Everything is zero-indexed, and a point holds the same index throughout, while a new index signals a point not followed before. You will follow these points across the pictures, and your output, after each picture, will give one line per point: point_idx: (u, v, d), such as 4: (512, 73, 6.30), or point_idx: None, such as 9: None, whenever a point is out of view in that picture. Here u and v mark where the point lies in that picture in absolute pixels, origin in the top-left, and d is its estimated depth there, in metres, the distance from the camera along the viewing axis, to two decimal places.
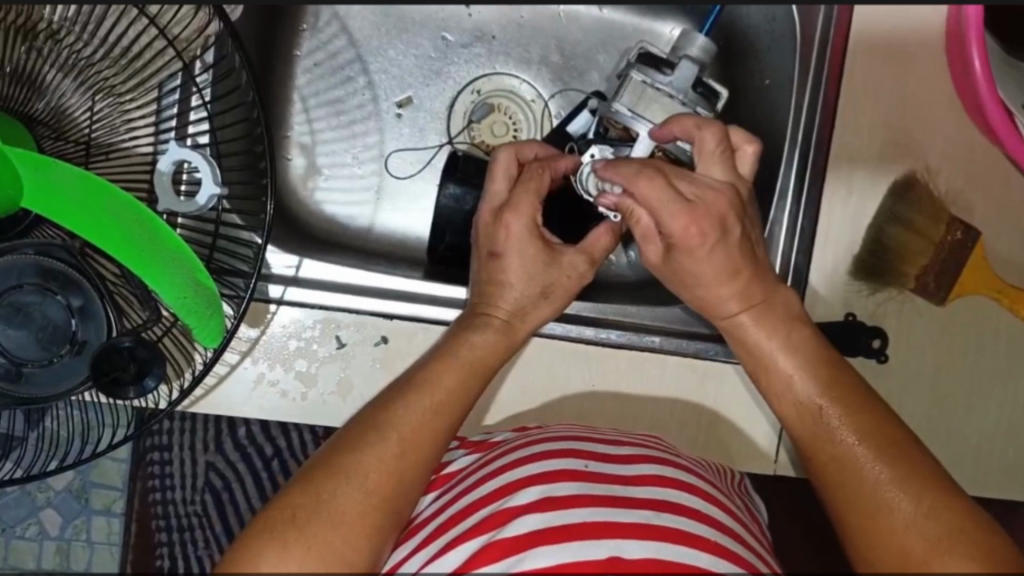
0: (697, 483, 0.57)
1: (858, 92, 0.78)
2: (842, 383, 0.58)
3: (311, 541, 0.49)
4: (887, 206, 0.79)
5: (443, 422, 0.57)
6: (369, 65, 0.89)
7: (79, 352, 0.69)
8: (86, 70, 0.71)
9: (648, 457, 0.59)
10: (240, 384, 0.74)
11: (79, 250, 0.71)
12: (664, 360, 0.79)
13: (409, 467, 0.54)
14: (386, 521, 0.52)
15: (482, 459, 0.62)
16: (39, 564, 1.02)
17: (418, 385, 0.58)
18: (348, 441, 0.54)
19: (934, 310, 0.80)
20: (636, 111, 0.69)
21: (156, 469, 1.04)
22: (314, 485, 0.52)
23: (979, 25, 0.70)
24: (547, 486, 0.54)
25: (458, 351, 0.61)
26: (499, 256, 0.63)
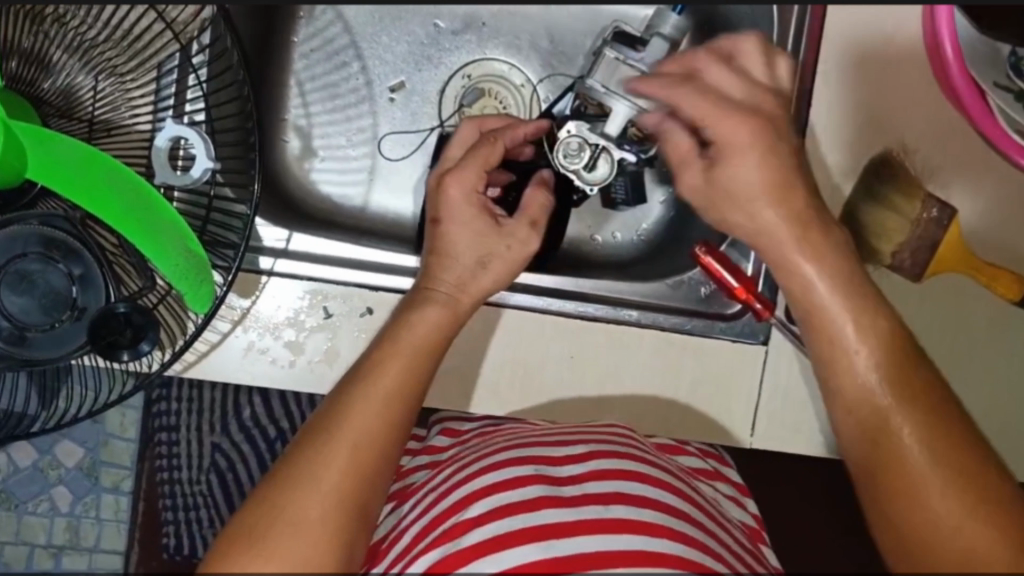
0: (651, 473, 0.66)
1: (831, 74, 0.80)
2: (864, 302, 0.54)
3: (291, 524, 0.53)
4: (864, 184, 0.80)
5: (397, 412, 0.60)
6: (363, 51, 0.92)
7: (79, 318, 0.73)
8: (90, 52, 0.74)
9: (592, 451, 0.68)
10: (231, 352, 0.77)
11: (81, 220, 0.73)
12: (642, 334, 0.81)
13: (364, 465, 0.57)
14: (354, 513, 0.56)
15: (443, 474, 0.69)
16: (49, 540, 1.11)
17: (372, 367, 0.61)
18: (306, 446, 0.57)
19: (909, 288, 0.80)
20: (608, 88, 0.69)
21: (163, 449, 1.11)
22: (272, 494, 0.55)
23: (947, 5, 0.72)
24: (500, 495, 0.62)
25: (426, 326, 0.64)
26: (440, 222, 0.69)
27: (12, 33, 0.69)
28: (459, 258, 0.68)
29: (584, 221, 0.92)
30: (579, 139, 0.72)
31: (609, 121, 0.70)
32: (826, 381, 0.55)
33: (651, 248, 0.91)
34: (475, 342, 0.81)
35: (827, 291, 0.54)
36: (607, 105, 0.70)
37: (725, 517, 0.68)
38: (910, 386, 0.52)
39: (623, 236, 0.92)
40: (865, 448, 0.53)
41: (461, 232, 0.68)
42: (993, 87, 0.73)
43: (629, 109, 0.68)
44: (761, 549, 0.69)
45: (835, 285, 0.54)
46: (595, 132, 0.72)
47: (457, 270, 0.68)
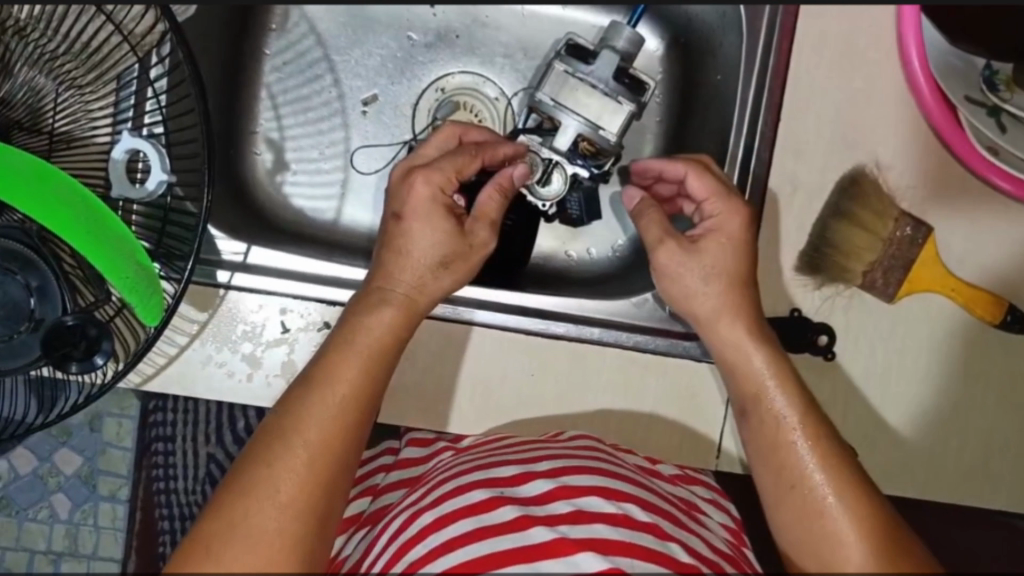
0: (623, 489, 0.65)
1: (803, 85, 0.77)
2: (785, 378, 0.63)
3: (257, 527, 0.52)
4: (834, 203, 0.77)
5: (351, 419, 0.59)
6: (336, 64, 0.92)
7: (36, 329, 0.73)
8: (50, 64, 0.74)
9: (561, 467, 0.67)
10: (190, 364, 0.77)
11: (38, 233, 0.74)
12: (603, 353, 0.80)
13: (322, 474, 0.56)
14: (308, 530, 0.54)
15: (413, 496, 0.68)
16: (49, 545, 1.12)
17: (327, 363, 0.61)
18: (257, 457, 0.56)
19: (882, 308, 0.77)
20: (557, 102, 0.70)
21: (160, 458, 1.11)
22: (227, 512, 0.53)
23: (914, 24, 0.73)
24: (473, 519, 0.61)
25: (379, 332, 0.62)
26: (403, 220, 0.66)
27: None
28: (412, 259, 0.65)
29: (558, 237, 0.90)
30: (533, 156, 0.70)
31: (559, 135, 0.70)
32: (765, 439, 0.62)
33: (625, 264, 0.89)
34: (435, 359, 0.79)
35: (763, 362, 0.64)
36: (556, 119, 0.71)
37: (702, 522, 0.68)
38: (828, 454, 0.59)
39: (598, 251, 0.90)
40: (793, 502, 0.58)
41: (405, 252, 0.65)
42: (966, 98, 0.72)
43: (581, 124, 0.70)
44: (744, 555, 0.68)
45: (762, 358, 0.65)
46: (547, 144, 0.72)
47: (412, 273, 0.65)
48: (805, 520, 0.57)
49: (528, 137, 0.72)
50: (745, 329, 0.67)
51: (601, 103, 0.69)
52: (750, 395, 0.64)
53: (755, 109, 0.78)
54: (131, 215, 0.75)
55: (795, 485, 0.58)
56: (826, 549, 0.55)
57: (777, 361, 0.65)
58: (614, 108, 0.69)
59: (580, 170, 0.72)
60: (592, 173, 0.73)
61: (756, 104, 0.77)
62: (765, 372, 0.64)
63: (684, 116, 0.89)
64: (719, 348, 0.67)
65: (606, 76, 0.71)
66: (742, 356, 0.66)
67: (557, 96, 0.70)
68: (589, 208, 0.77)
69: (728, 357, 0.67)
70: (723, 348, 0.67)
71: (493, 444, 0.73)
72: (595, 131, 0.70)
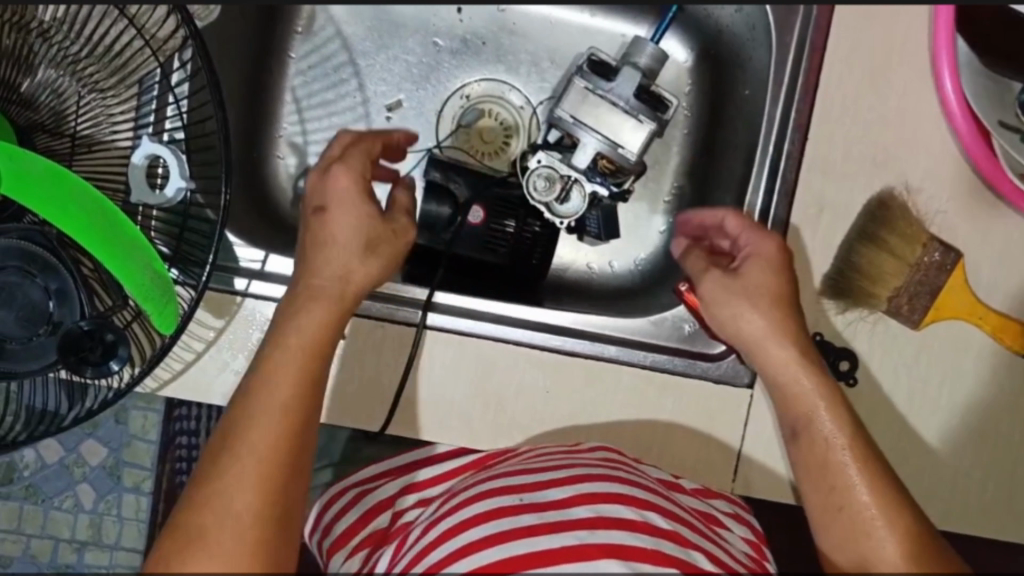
0: (642, 496, 0.64)
1: (832, 104, 0.76)
2: (848, 418, 0.62)
3: (225, 510, 0.50)
4: (860, 227, 0.75)
5: (316, 390, 0.58)
6: (361, 68, 0.91)
7: (54, 332, 0.74)
8: (73, 67, 0.75)
9: (578, 475, 0.66)
10: (208, 369, 0.77)
11: (58, 238, 0.75)
12: (620, 371, 0.78)
13: (288, 438, 0.55)
14: (282, 492, 0.53)
15: (435, 510, 0.68)
16: (73, 534, 1.13)
17: (268, 353, 0.59)
18: (225, 437, 0.54)
19: (906, 336, 0.76)
20: (575, 119, 0.68)
21: (183, 451, 1.12)
22: (202, 493, 0.52)
23: (948, 44, 0.71)
24: (488, 525, 0.61)
25: (314, 316, 0.61)
26: (323, 209, 0.65)
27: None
28: (337, 243, 0.64)
29: (578, 249, 0.90)
30: (549, 170, 0.69)
31: (578, 153, 0.69)
32: (814, 480, 0.61)
33: (647, 279, 0.88)
34: (447, 373, 0.78)
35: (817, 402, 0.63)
36: (575, 136, 0.69)
37: (726, 541, 0.65)
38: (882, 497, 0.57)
39: (620, 265, 0.90)
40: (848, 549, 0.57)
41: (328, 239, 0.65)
42: (999, 124, 0.71)
43: (599, 142, 0.68)
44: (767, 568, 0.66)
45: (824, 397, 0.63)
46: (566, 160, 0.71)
47: (332, 256, 0.64)
48: (845, 533, 0.57)
49: (547, 153, 0.70)
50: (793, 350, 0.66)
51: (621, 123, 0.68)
52: (801, 416, 0.64)
53: (784, 124, 0.77)
54: (150, 220, 0.75)
55: (842, 511, 0.58)
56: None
57: (827, 383, 0.65)
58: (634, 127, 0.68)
59: (598, 188, 0.70)
60: (612, 190, 0.71)
61: (784, 118, 0.77)
62: (815, 393, 0.64)
63: (712, 128, 0.87)
64: (769, 371, 0.67)
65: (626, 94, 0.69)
66: (788, 375, 0.66)
67: (576, 114, 0.68)
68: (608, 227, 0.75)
69: (775, 377, 0.66)
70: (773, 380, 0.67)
71: (512, 457, 0.72)
72: (614, 148, 0.68)
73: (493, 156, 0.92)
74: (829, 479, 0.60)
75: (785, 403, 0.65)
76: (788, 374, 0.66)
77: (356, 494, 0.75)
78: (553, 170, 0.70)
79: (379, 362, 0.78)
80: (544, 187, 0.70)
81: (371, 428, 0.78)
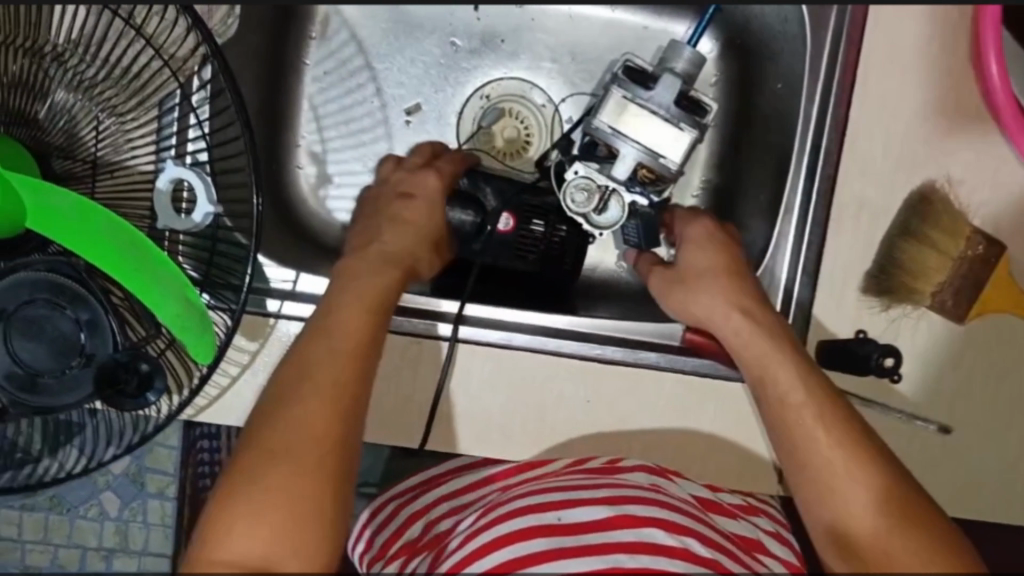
0: (683, 522, 0.63)
1: (871, 101, 0.75)
2: (821, 388, 0.63)
3: (265, 496, 0.53)
4: (901, 223, 0.75)
5: (373, 323, 0.64)
6: (378, 73, 0.89)
7: (87, 365, 0.73)
8: (90, 90, 0.72)
9: (619, 496, 0.65)
10: (244, 394, 0.76)
11: (87, 269, 0.74)
12: (661, 378, 0.77)
13: (354, 360, 0.60)
14: (350, 405, 0.58)
15: (467, 522, 0.67)
16: (100, 542, 1.13)
17: (305, 352, 0.60)
18: (292, 362, 0.60)
19: (950, 332, 0.76)
20: (614, 129, 0.67)
21: (205, 455, 1.09)
22: (275, 409, 0.57)
23: (995, 27, 0.70)
24: (517, 546, 0.60)
25: (374, 265, 0.69)
26: (404, 196, 0.76)
27: (9, 63, 0.68)
28: (406, 221, 0.74)
29: (608, 249, 0.90)
30: (587, 181, 0.69)
31: (617, 164, 0.67)
32: (795, 453, 0.60)
33: None
34: (486, 386, 0.77)
35: (788, 367, 0.65)
36: (614, 146, 0.68)
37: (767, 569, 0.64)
38: (859, 461, 0.57)
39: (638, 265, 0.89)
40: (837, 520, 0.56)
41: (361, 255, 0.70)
42: None
43: (638, 152, 0.67)
44: None
45: (789, 364, 0.65)
46: (604, 172, 0.69)
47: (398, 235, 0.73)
48: (823, 502, 0.57)
49: (584, 163, 0.69)
50: (745, 319, 0.69)
51: (661, 133, 0.66)
52: (757, 377, 0.66)
53: (820, 123, 0.76)
54: (177, 246, 0.73)
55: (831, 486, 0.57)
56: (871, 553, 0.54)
57: (785, 344, 0.67)
58: (676, 137, 0.66)
59: (639, 198, 0.69)
60: (652, 200, 0.70)
61: (821, 116, 0.76)
62: (777, 355, 0.66)
63: (742, 119, 0.86)
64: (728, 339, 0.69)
65: (666, 103, 0.68)
66: (743, 343, 0.68)
67: (615, 123, 0.67)
68: (647, 236, 0.72)
69: (733, 341, 0.69)
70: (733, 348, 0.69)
71: (555, 467, 0.71)
72: (655, 158, 0.67)
73: (515, 157, 0.89)
74: (805, 453, 0.59)
75: (751, 369, 0.67)
76: (748, 344, 0.67)
77: (391, 508, 0.74)
78: (591, 181, 0.69)
79: (416, 379, 0.77)
80: (576, 197, 0.69)
81: (411, 444, 0.78)
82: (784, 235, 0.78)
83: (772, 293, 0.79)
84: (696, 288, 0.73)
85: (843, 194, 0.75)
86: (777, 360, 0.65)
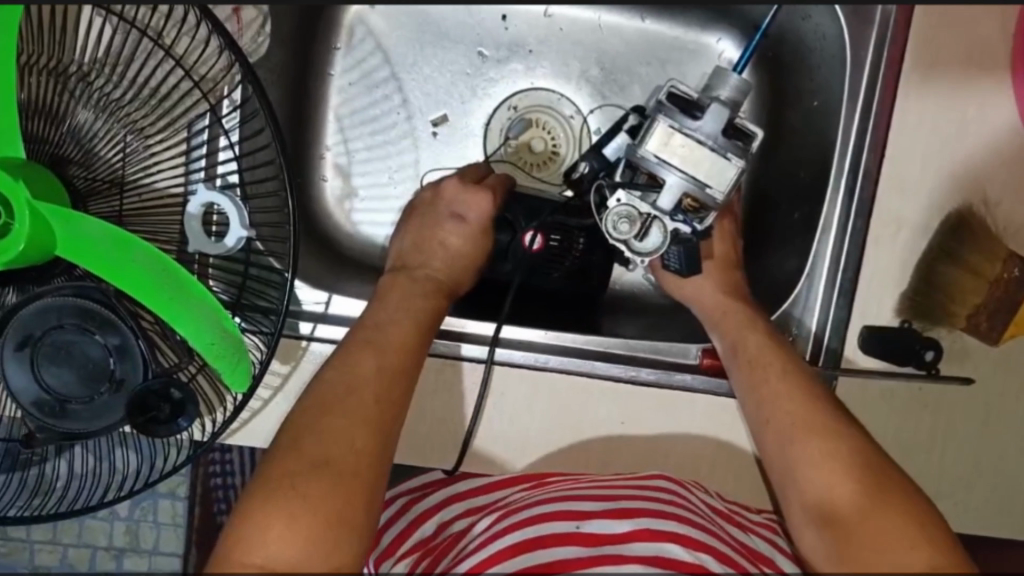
0: (711, 542, 0.59)
1: (911, 120, 0.74)
2: (801, 376, 0.67)
3: (301, 497, 0.53)
4: (940, 245, 0.75)
5: (421, 343, 0.67)
6: (404, 83, 0.88)
7: (118, 390, 0.70)
8: (117, 112, 0.70)
9: (637, 510, 0.61)
10: (276, 417, 0.75)
11: (116, 293, 0.70)
12: (694, 401, 0.76)
13: (406, 381, 0.63)
14: (394, 421, 0.61)
15: (481, 527, 0.64)
16: (110, 541, 1.08)
17: (345, 367, 0.62)
18: (332, 371, 0.62)
19: (984, 352, 0.75)
20: (660, 159, 0.66)
21: (216, 455, 1.05)
22: (317, 412, 0.59)
23: None
24: (535, 555, 0.57)
25: (404, 287, 0.73)
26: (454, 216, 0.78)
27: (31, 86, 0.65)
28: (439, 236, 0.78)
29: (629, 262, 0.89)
30: (629, 209, 0.68)
31: (662, 194, 0.67)
32: (782, 428, 0.63)
33: None
34: (521, 407, 0.77)
35: (779, 359, 0.69)
36: (658, 175, 0.67)
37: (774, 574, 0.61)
38: (832, 435, 0.61)
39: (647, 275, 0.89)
40: (820, 488, 0.58)
41: (409, 277, 0.74)
42: None
43: (684, 182, 0.66)
44: None
45: (777, 355, 0.69)
46: (648, 199, 0.69)
47: (443, 256, 0.77)
48: (808, 480, 0.59)
49: (626, 190, 0.69)
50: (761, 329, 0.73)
51: (707, 162, 0.66)
52: (747, 363, 0.70)
53: (859, 144, 0.75)
54: (207, 269, 0.72)
55: (821, 453, 0.60)
56: (854, 512, 0.56)
57: (772, 342, 0.71)
58: (722, 166, 0.66)
59: (681, 227, 0.69)
60: (693, 228, 0.71)
61: (861, 136, 0.75)
62: (763, 345, 0.71)
63: (774, 135, 0.86)
64: (725, 334, 0.74)
65: (713, 130, 0.67)
66: (739, 335, 0.72)
67: (661, 154, 0.66)
68: (688, 262, 0.76)
69: (732, 333, 0.73)
70: (725, 344, 0.73)
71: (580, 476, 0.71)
72: (700, 188, 0.67)
73: (543, 169, 0.88)
74: (792, 426, 0.63)
75: (743, 358, 0.71)
76: (744, 338, 0.72)
77: (397, 507, 0.72)
78: (634, 210, 0.68)
79: (451, 401, 0.76)
80: (618, 225, 0.68)
81: (444, 467, 0.77)
82: (822, 249, 0.77)
83: (802, 331, 0.79)
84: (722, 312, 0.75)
85: (880, 213, 0.75)
86: (770, 353, 0.70)
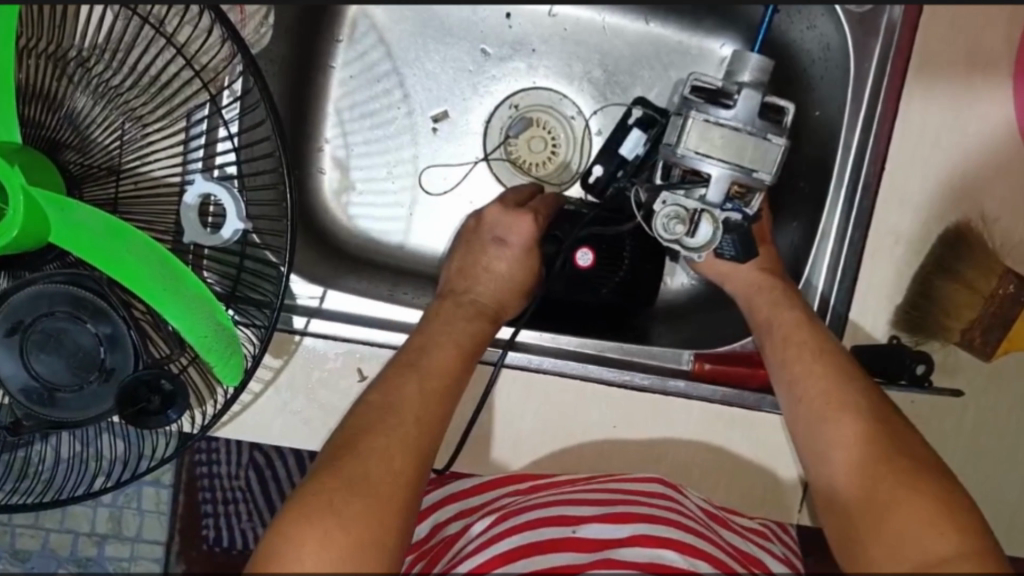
0: (705, 548, 0.59)
1: (914, 134, 0.74)
2: (833, 353, 0.67)
3: (337, 516, 0.53)
4: (937, 259, 0.75)
5: (464, 368, 0.68)
6: (405, 77, 0.87)
7: (108, 379, 0.69)
8: (116, 99, 0.69)
9: (631, 516, 0.61)
10: (266, 410, 0.74)
11: (108, 282, 0.70)
12: (689, 406, 0.76)
13: (440, 400, 0.64)
14: (425, 440, 0.60)
15: (477, 531, 0.63)
16: (92, 527, 1.06)
17: (389, 388, 0.63)
18: (379, 389, 0.63)
19: (976, 367, 0.76)
20: (700, 153, 0.68)
21: (203, 444, 1.04)
22: (349, 434, 0.59)
23: None
24: (536, 560, 0.57)
25: (451, 312, 0.73)
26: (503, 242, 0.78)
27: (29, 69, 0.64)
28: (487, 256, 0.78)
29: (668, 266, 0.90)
30: (677, 209, 0.70)
31: (709, 188, 0.69)
32: (815, 408, 0.63)
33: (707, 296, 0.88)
34: (514, 407, 0.76)
35: (812, 334, 0.68)
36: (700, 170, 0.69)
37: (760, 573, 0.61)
38: (870, 419, 0.60)
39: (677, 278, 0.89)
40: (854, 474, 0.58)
41: (455, 302, 0.74)
42: None
43: (730, 170, 0.68)
44: None
45: (811, 329, 0.69)
46: (694, 198, 0.71)
47: (494, 279, 0.77)
48: (841, 462, 0.59)
49: (670, 192, 0.71)
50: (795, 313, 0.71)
51: (749, 146, 0.68)
52: (782, 339, 0.70)
53: (860, 156, 0.75)
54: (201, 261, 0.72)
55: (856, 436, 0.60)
56: (890, 496, 0.55)
57: (809, 318, 0.70)
58: (764, 148, 0.68)
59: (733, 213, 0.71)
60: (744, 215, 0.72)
61: (862, 148, 0.75)
62: (797, 320, 0.70)
63: None
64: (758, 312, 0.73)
65: (747, 116, 0.70)
66: (772, 313, 0.72)
67: (700, 147, 0.68)
68: (744, 246, 0.74)
69: (762, 314, 0.73)
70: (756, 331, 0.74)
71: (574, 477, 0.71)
72: (745, 172, 0.69)
73: (542, 169, 0.88)
74: (824, 408, 0.62)
75: (776, 333, 0.70)
76: (778, 308, 0.72)
77: None
78: (682, 207, 0.70)
79: None
80: (671, 227, 0.70)
81: (435, 466, 0.76)
82: (821, 254, 0.78)
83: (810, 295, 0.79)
84: (758, 292, 0.74)
85: (880, 225, 0.74)
86: (804, 327, 0.69)
